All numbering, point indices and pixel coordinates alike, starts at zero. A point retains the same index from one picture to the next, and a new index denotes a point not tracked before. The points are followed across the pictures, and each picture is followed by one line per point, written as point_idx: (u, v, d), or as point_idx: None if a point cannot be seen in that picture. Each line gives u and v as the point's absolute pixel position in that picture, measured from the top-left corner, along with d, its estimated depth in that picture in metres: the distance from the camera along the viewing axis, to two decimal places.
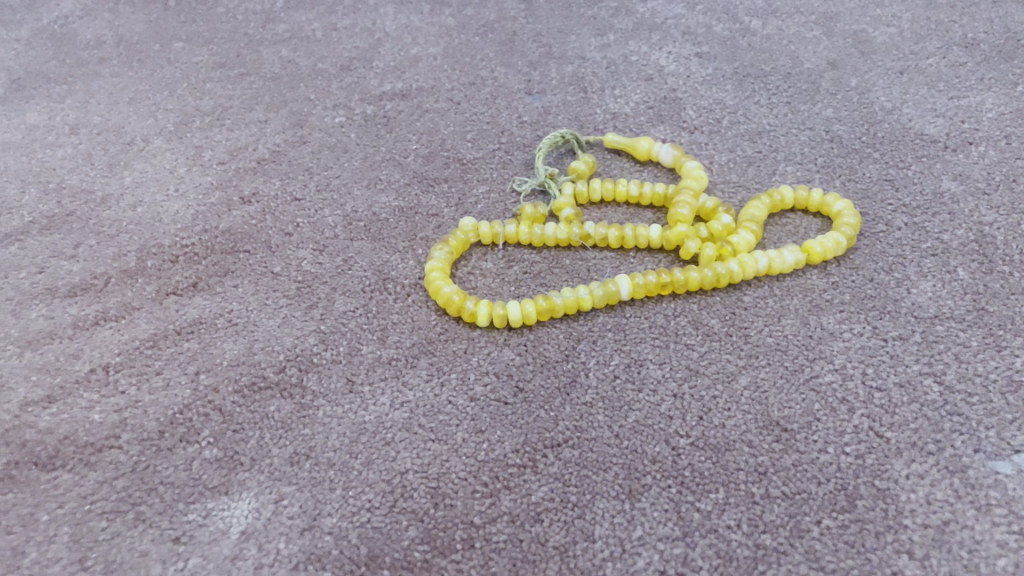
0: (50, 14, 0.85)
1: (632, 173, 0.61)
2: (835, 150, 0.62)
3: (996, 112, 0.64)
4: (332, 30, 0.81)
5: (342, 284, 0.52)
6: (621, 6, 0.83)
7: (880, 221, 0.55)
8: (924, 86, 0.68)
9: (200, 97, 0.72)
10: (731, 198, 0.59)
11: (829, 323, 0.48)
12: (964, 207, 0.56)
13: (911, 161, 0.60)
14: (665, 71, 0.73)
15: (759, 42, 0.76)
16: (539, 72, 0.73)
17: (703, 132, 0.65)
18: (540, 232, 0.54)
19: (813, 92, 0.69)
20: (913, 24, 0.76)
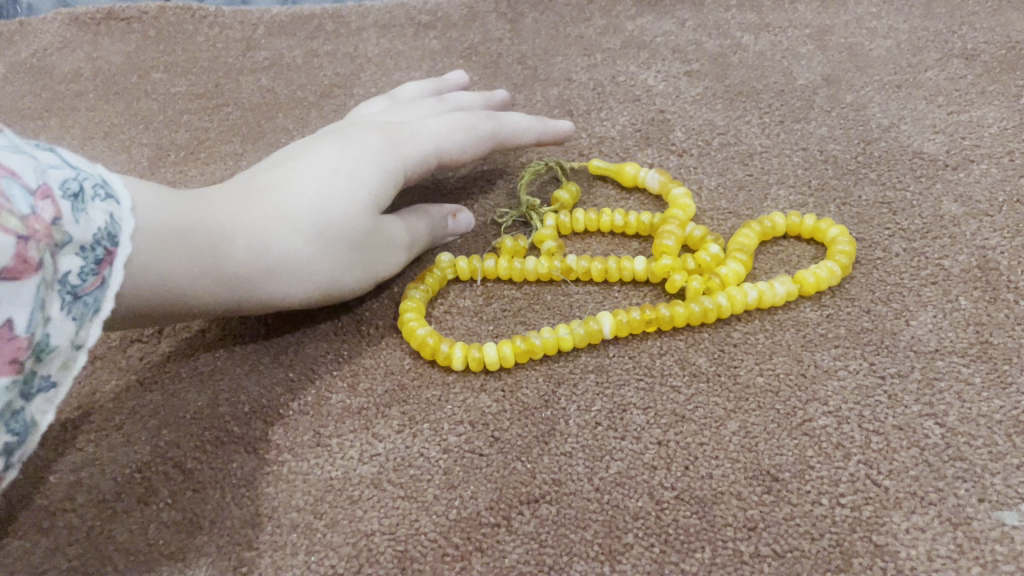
0: (29, 47, 0.84)
1: (617, 201, 0.59)
2: (830, 171, 0.59)
3: (998, 127, 0.62)
4: (314, 58, 0.80)
5: (313, 326, 0.50)
6: (609, 23, 0.81)
7: (877, 247, 0.52)
8: (922, 101, 0.65)
9: (175, 130, 0.71)
10: (720, 225, 0.56)
11: (823, 360, 0.45)
12: (966, 229, 0.53)
13: (910, 181, 0.57)
14: (653, 91, 0.70)
15: (750, 58, 0.74)
16: (523, 97, 0.72)
17: (692, 154, 0.63)
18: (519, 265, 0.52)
19: (806, 110, 0.66)
20: (910, 36, 0.74)
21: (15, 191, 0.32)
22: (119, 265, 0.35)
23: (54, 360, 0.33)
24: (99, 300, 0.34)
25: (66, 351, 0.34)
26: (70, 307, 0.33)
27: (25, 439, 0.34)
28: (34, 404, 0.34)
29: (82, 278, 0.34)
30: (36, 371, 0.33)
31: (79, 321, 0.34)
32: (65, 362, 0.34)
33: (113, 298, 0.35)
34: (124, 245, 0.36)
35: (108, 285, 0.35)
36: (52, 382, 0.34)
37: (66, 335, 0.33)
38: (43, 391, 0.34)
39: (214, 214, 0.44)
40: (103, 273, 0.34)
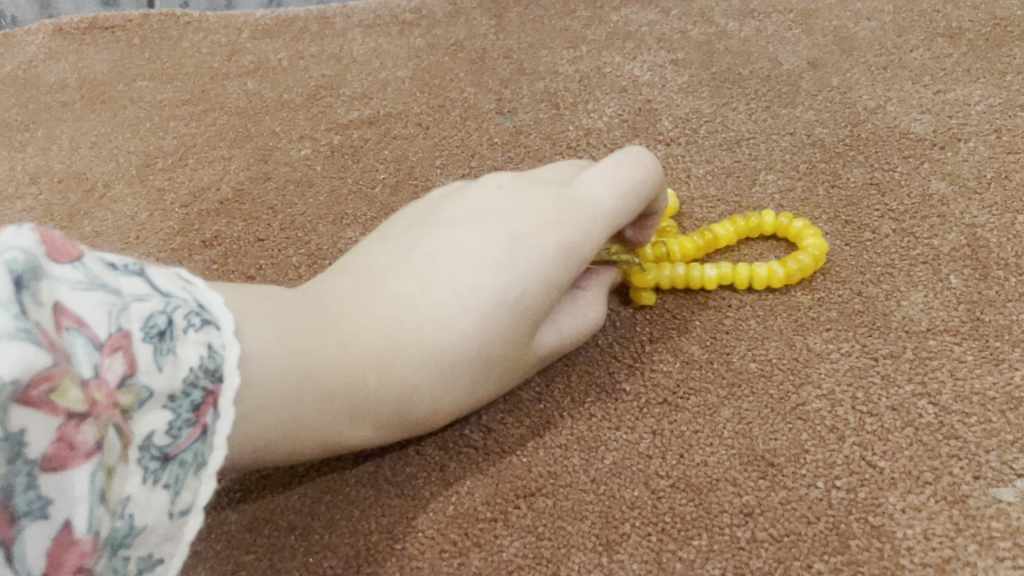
0: (14, 60, 0.85)
1: None
2: (818, 154, 0.59)
3: (985, 105, 0.62)
4: (299, 59, 0.80)
5: None
6: (594, 15, 0.81)
7: (867, 229, 0.52)
8: (909, 82, 0.65)
9: (163, 137, 0.71)
10: (709, 214, 0.56)
11: (815, 344, 0.45)
12: (955, 208, 0.53)
13: (897, 162, 0.57)
14: (639, 81, 0.71)
15: (736, 45, 0.74)
16: (510, 91, 0.72)
17: (680, 143, 0.63)
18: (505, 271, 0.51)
19: (792, 95, 0.66)
20: (895, 17, 0.73)
21: (82, 347, 0.27)
22: (223, 405, 0.32)
23: (147, 539, 0.29)
24: (200, 452, 0.31)
25: (163, 523, 0.30)
26: (159, 474, 0.29)
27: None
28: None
29: (173, 435, 0.30)
30: (128, 557, 0.29)
31: (173, 487, 0.30)
32: (170, 527, 0.30)
33: (218, 447, 0.31)
34: (228, 378, 0.32)
35: (209, 432, 0.31)
36: (157, 556, 0.30)
37: (157, 509, 0.29)
38: (145, 568, 0.30)
39: (359, 362, 0.38)
40: (201, 424, 0.31)
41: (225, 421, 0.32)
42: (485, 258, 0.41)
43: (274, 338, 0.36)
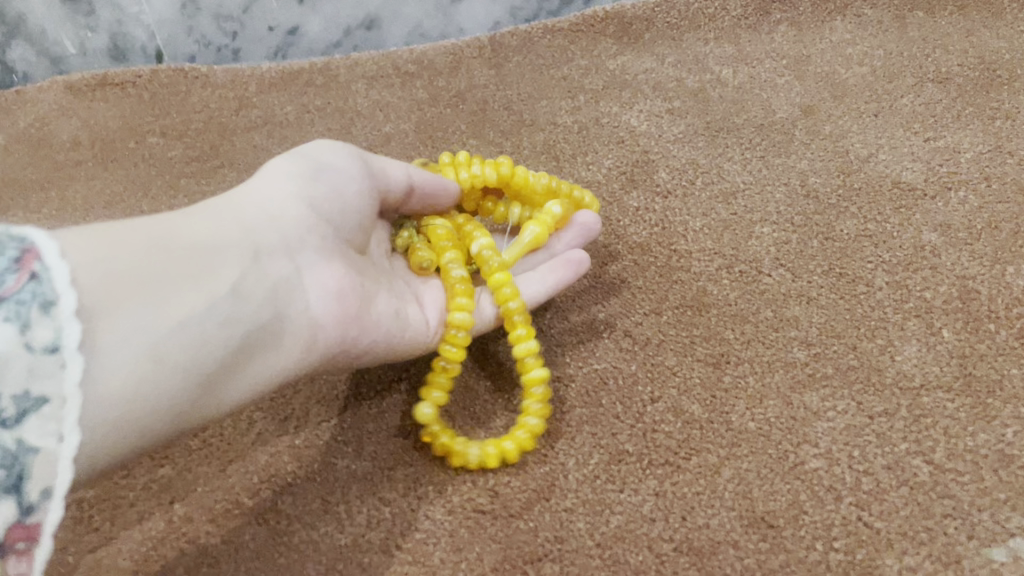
0: (27, 117, 0.87)
1: (606, 244, 0.61)
2: (811, 205, 0.61)
3: (974, 153, 0.63)
4: (305, 113, 0.82)
5: (316, 389, 0.51)
6: (591, 64, 0.83)
7: (860, 281, 0.54)
8: (899, 129, 0.67)
9: (174, 196, 0.73)
10: (708, 266, 0.57)
11: (812, 402, 0.46)
12: (946, 260, 0.54)
13: (889, 212, 0.59)
14: (636, 132, 0.72)
15: (730, 93, 0.75)
16: (511, 143, 0.74)
17: (677, 195, 0.64)
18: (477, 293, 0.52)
19: (786, 143, 0.68)
20: (884, 61, 0.75)
21: None
22: (49, 259, 0.33)
23: (13, 375, 0.30)
24: (40, 292, 0.32)
25: (25, 359, 0.31)
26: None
27: (27, 462, 0.30)
28: (25, 426, 0.30)
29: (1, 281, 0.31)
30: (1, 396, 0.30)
31: (18, 320, 0.31)
32: (37, 366, 0.31)
33: (63, 290, 0.33)
34: (45, 242, 0.33)
35: (44, 280, 0.32)
36: (38, 396, 0.31)
37: (10, 340, 0.30)
38: (33, 409, 0.31)
39: (230, 306, 0.40)
40: (31, 268, 0.32)
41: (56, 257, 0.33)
42: (261, 214, 0.44)
43: (125, 282, 0.36)
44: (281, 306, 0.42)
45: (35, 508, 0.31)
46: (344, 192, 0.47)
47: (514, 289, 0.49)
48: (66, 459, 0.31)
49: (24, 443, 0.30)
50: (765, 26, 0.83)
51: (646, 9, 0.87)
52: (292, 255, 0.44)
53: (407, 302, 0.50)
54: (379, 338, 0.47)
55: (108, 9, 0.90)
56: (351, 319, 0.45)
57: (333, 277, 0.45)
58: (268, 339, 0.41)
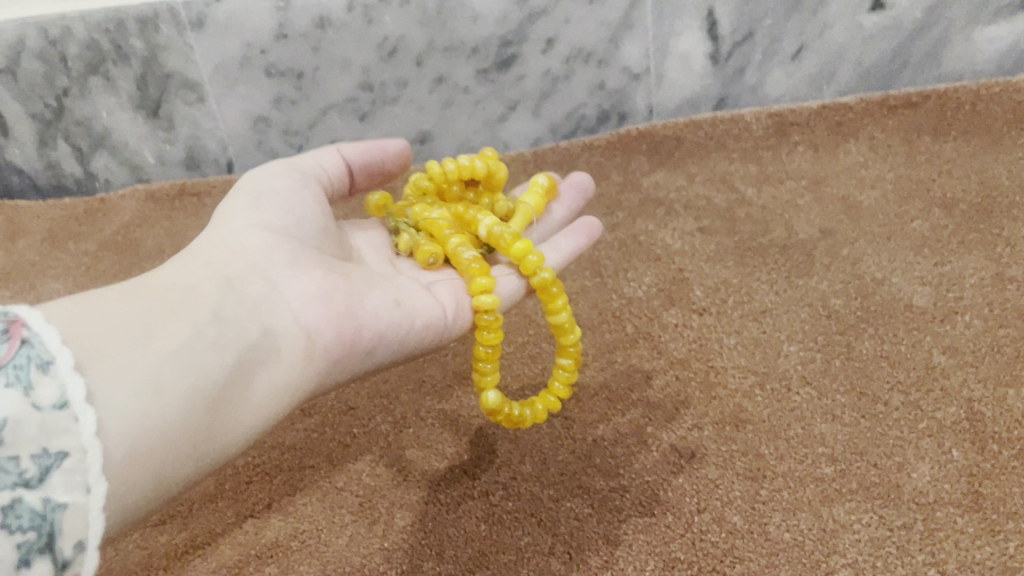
0: (113, 225, 0.96)
1: (648, 360, 0.68)
2: (833, 326, 0.68)
3: (978, 278, 0.70)
4: None
5: (399, 497, 0.59)
6: (627, 182, 0.92)
7: (879, 401, 0.61)
8: (910, 252, 0.75)
9: None
10: (742, 382, 0.64)
11: (839, 514, 0.53)
12: (955, 381, 0.61)
13: (903, 334, 0.66)
14: (671, 250, 0.81)
15: (755, 213, 0.84)
16: None
17: (712, 313, 0.72)
18: (498, 272, 0.61)
19: (807, 264, 0.76)
20: (895, 185, 0.83)
21: None
22: (38, 326, 0.37)
23: (26, 434, 0.33)
24: (36, 357, 0.35)
25: (34, 416, 0.34)
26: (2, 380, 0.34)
27: (58, 518, 0.33)
28: (51, 481, 0.34)
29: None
30: (19, 457, 0.33)
31: (23, 384, 0.34)
32: (48, 422, 0.34)
33: (58, 351, 0.36)
34: (28, 315, 0.37)
35: (33, 346, 0.36)
36: (57, 450, 0.34)
37: (17, 403, 0.34)
38: (55, 464, 0.34)
39: (217, 327, 0.45)
40: (20, 336, 0.36)
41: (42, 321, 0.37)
42: (214, 258, 0.50)
43: (111, 322, 0.41)
44: (266, 323, 0.48)
45: (72, 562, 0.34)
46: (290, 203, 0.56)
47: (536, 255, 0.57)
48: (94, 508, 0.34)
49: (52, 501, 0.33)
50: (785, 146, 0.92)
51: (676, 130, 0.96)
52: (256, 279, 0.50)
53: (415, 294, 0.57)
54: (380, 327, 0.53)
55: (188, 125, 1.00)
56: (342, 318, 0.51)
57: (314, 287, 0.51)
58: (260, 352, 0.46)
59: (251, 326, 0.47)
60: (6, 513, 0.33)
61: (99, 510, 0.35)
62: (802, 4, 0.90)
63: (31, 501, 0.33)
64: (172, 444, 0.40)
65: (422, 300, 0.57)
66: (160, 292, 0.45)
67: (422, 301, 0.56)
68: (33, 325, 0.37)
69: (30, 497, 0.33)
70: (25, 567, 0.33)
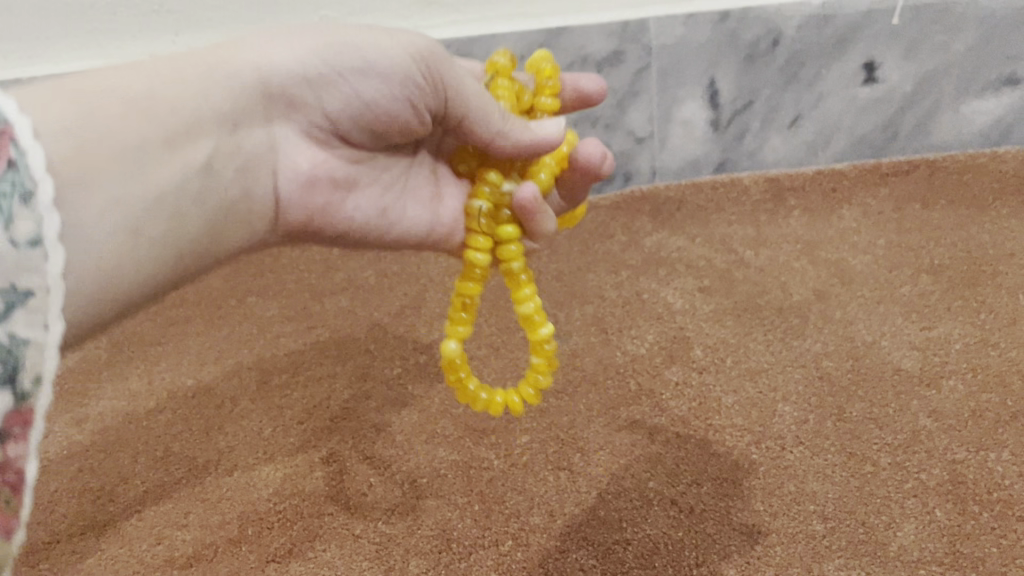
0: None
1: (651, 415, 0.72)
2: (826, 387, 0.72)
3: (963, 343, 0.75)
4: (383, 278, 0.96)
5: (414, 545, 0.62)
6: (631, 241, 0.96)
7: (868, 461, 0.65)
8: (898, 317, 0.79)
9: (277, 353, 0.85)
10: (739, 440, 0.68)
11: (829, 570, 0.57)
12: (939, 444, 0.65)
13: (891, 397, 0.70)
14: (673, 309, 0.85)
15: (752, 274, 0.88)
16: (564, 313, 0.87)
17: (711, 372, 0.76)
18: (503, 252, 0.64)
19: (802, 327, 0.80)
20: (885, 250, 0.88)
21: None
22: (24, 143, 0.38)
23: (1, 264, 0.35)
24: (16, 181, 0.37)
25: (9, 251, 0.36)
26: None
27: (20, 353, 0.36)
28: (13, 318, 0.36)
29: None
30: None
31: (5, 217, 0.36)
32: (19, 260, 0.36)
33: (40, 180, 0.38)
34: (15, 122, 0.38)
35: (17, 168, 0.37)
36: (24, 290, 0.36)
37: None
38: (20, 301, 0.36)
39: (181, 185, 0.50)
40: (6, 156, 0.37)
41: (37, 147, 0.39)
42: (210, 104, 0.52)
43: (100, 161, 0.45)
44: (247, 177, 0.56)
45: (30, 395, 0.36)
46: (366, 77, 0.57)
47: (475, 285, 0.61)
48: (52, 346, 0.37)
49: (15, 337, 0.36)
50: (781, 210, 0.96)
51: (678, 192, 1.01)
52: (256, 125, 0.56)
53: (401, 193, 0.67)
54: (354, 223, 0.65)
55: None
56: (318, 163, 0.61)
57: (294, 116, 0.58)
58: (233, 145, 0.54)
59: (230, 183, 0.54)
60: None
61: (55, 347, 0.37)
62: (799, 76, 0.96)
63: None
64: (115, 270, 0.46)
65: (412, 211, 0.68)
66: (156, 130, 0.48)
67: (412, 212, 0.68)
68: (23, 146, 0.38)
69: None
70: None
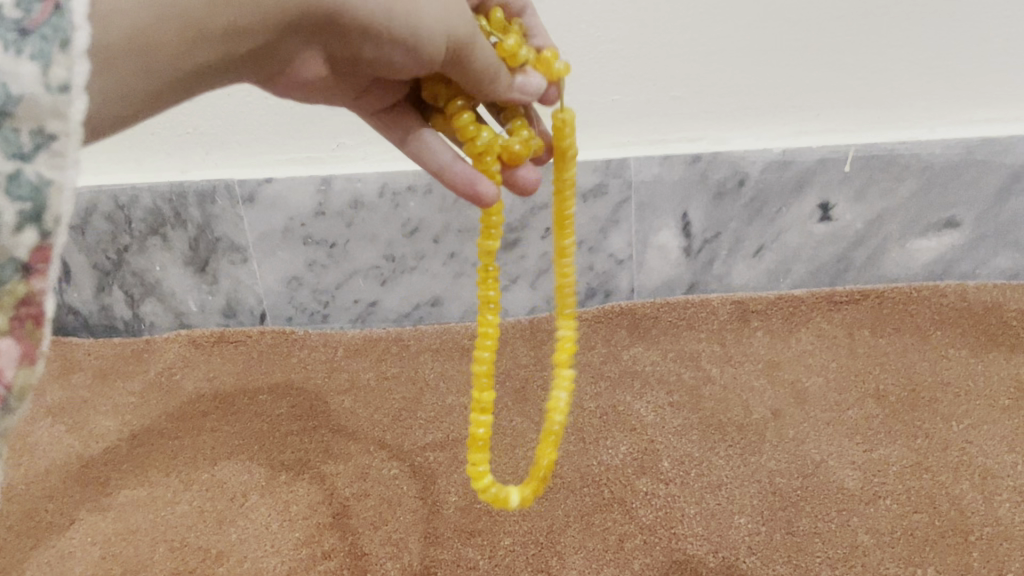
0: (157, 364, 1.10)
1: (621, 522, 0.80)
2: (777, 501, 0.81)
3: (899, 465, 0.84)
4: (383, 380, 1.05)
5: None
6: (610, 353, 1.06)
7: (811, 572, 0.73)
8: (844, 437, 0.88)
9: (284, 450, 0.94)
10: (698, 548, 0.76)
11: None
12: (873, 559, 0.74)
13: (834, 514, 0.79)
14: (645, 421, 0.94)
15: (717, 390, 0.98)
16: (547, 421, 0.96)
17: (676, 483, 0.85)
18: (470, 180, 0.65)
19: (759, 443, 0.89)
20: (837, 373, 0.98)
21: None
22: None
23: (29, 111, 0.38)
24: (61, 30, 0.38)
25: (40, 96, 0.38)
26: (21, 47, 0.37)
27: (44, 192, 0.39)
28: (37, 160, 0.39)
29: (31, 16, 0.38)
30: (20, 129, 0.38)
31: (40, 60, 0.38)
32: (52, 104, 0.39)
33: (79, 30, 0.39)
34: None
35: (64, 14, 0.39)
36: (49, 133, 0.39)
37: (28, 79, 0.38)
38: (43, 145, 0.39)
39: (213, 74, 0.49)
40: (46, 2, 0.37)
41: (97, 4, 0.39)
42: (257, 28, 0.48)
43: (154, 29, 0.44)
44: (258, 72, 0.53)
45: (52, 232, 0.40)
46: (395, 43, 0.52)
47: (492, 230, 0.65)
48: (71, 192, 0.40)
49: (43, 177, 0.39)
50: (746, 331, 1.07)
51: (654, 308, 1.11)
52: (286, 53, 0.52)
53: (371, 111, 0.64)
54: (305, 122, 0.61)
55: (231, 281, 1.15)
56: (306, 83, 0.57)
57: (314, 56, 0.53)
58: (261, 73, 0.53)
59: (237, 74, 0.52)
60: (11, 179, 0.38)
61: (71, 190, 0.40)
62: (762, 213, 1.08)
63: (29, 174, 0.39)
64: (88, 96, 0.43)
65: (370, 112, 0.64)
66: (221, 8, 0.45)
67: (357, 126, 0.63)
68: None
69: (22, 169, 0.39)
70: (17, 231, 0.39)
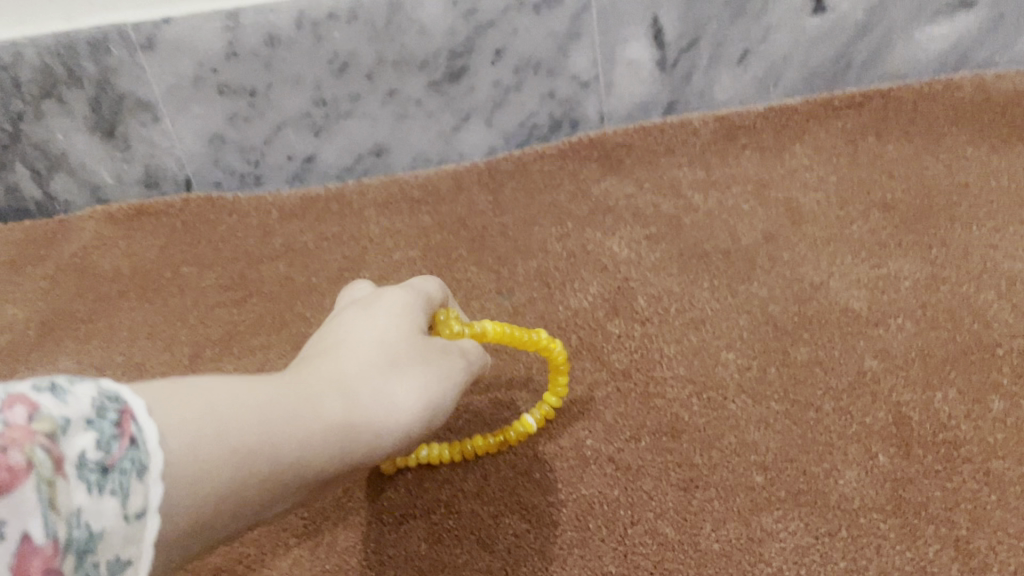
0: (71, 247, 0.97)
1: (591, 372, 0.69)
2: (771, 332, 0.69)
3: (913, 280, 0.72)
4: (322, 241, 0.92)
5: (343, 517, 0.60)
6: (578, 189, 0.93)
7: (811, 406, 0.62)
8: (849, 256, 0.76)
9: (210, 325, 0.82)
10: (681, 392, 0.65)
11: (767, 523, 0.54)
12: (884, 386, 0.62)
13: (838, 340, 0.67)
14: (618, 258, 0.82)
15: (700, 218, 0.85)
16: (507, 270, 0.83)
17: (654, 322, 0.73)
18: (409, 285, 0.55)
19: (748, 270, 0.77)
20: (837, 187, 0.85)
21: None
22: (142, 418, 0.30)
23: (110, 544, 0.28)
24: (137, 461, 0.29)
25: (120, 528, 0.28)
26: (103, 485, 0.28)
27: None
28: None
29: (104, 451, 0.28)
30: (94, 563, 0.28)
31: (120, 492, 0.28)
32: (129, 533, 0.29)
33: (155, 452, 0.30)
34: (132, 399, 0.31)
35: (139, 442, 0.30)
36: (126, 559, 0.29)
37: (111, 514, 0.28)
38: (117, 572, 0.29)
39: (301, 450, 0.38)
40: (20, 464, 0.26)
41: (87, 382, 0.30)
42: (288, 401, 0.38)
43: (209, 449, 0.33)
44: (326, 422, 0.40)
45: None
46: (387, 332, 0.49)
47: None
48: None
49: None
50: (733, 150, 0.93)
51: (626, 135, 0.98)
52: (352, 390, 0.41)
53: None
54: None
55: (145, 145, 1.00)
56: None
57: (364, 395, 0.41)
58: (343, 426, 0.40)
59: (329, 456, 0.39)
60: None
61: None
62: (746, 9, 0.92)
63: None
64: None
65: None
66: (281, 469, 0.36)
67: None
68: (70, 387, 0.29)
69: None
70: None
